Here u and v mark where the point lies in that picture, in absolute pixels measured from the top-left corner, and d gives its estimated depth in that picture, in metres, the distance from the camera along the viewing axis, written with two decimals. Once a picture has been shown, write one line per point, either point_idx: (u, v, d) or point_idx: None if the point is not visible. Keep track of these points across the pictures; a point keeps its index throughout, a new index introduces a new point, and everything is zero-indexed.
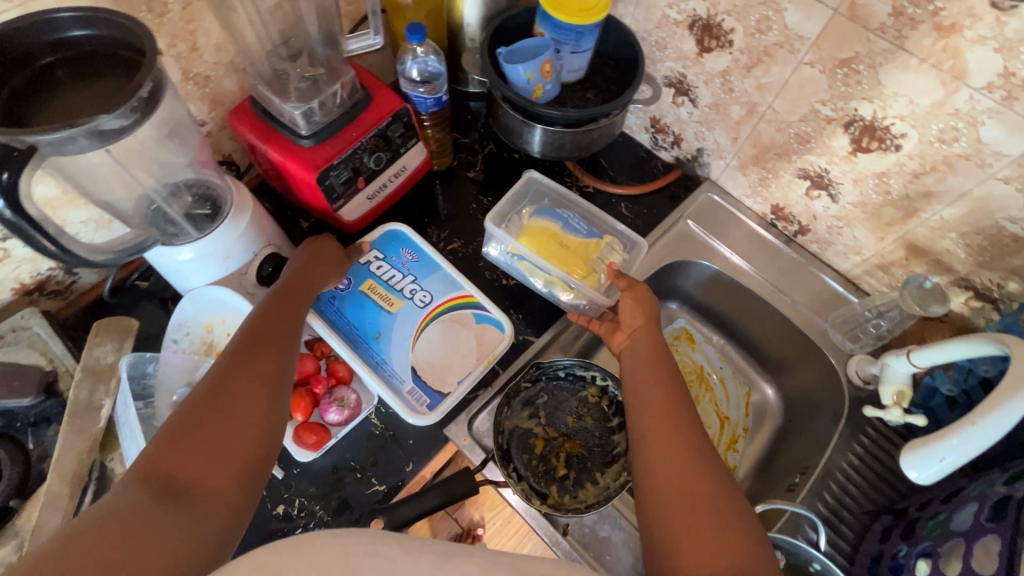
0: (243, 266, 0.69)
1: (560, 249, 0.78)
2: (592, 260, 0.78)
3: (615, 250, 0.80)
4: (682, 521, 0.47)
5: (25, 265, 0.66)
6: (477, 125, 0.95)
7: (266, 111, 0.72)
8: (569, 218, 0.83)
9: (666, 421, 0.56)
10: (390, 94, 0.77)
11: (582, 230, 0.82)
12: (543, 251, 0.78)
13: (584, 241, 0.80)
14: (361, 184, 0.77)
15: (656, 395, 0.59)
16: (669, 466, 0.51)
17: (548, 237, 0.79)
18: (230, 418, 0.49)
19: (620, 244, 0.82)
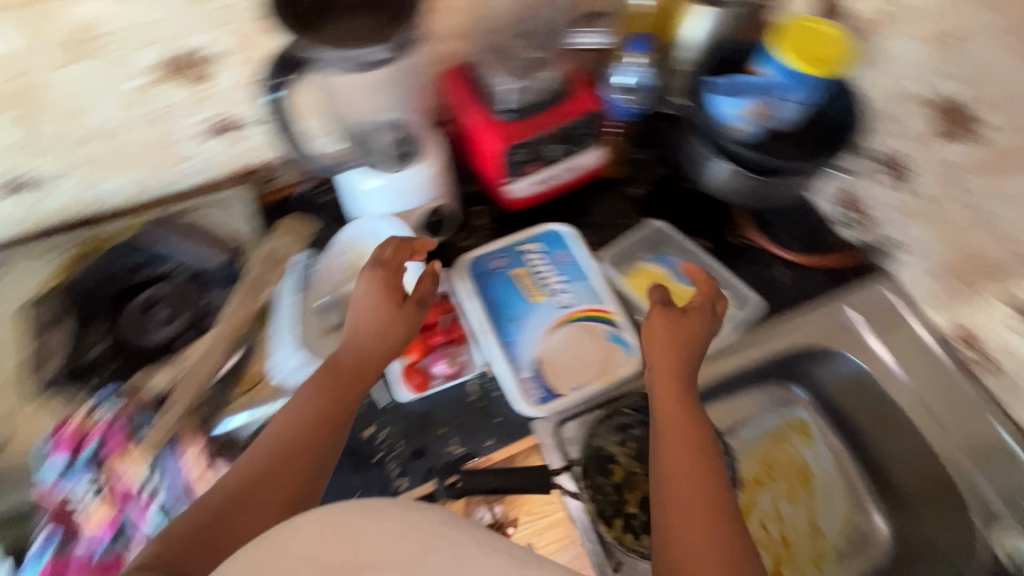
0: (413, 209, 0.75)
1: (658, 294, 0.78)
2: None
3: (720, 302, 0.77)
4: None
5: (249, 153, 0.79)
6: (653, 143, 0.92)
7: (476, 78, 0.77)
8: (682, 264, 0.81)
9: (690, 473, 0.54)
10: (591, 93, 0.79)
11: (691, 277, 0.79)
12: (647, 295, 0.77)
13: (691, 288, 0.78)
14: (535, 169, 0.80)
15: (682, 438, 0.56)
16: (690, 528, 0.50)
17: (654, 281, 0.78)
18: (292, 466, 0.55)
19: (728, 294, 0.79)
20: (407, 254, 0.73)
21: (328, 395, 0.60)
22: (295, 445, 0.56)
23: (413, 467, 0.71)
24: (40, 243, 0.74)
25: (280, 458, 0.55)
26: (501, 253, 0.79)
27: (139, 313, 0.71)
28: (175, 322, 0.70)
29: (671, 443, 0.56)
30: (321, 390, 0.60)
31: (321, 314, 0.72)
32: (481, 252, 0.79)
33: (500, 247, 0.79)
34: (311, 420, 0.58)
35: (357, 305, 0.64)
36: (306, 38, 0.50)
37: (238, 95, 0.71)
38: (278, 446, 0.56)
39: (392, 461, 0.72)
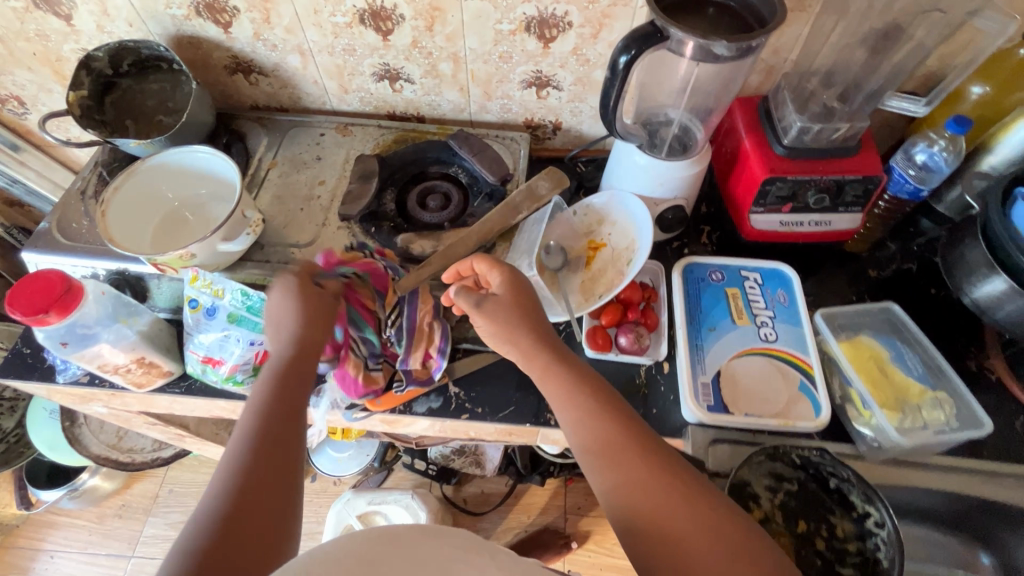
0: (662, 199, 0.82)
1: (876, 371, 0.72)
2: (906, 401, 0.70)
3: (940, 410, 0.70)
4: None
5: (546, 110, 0.94)
6: (914, 241, 0.88)
7: (769, 110, 0.82)
8: (905, 354, 0.75)
9: (663, 509, 0.50)
10: (876, 159, 0.78)
11: (914, 372, 0.73)
12: (858, 365, 0.72)
13: (910, 382, 0.72)
14: (786, 209, 0.81)
15: (635, 470, 0.53)
16: (694, 558, 0.48)
17: (871, 358, 0.73)
18: (289, 427, 0.57)
19: (954, 408, 0.70)
20: (641, 230, 0.80)
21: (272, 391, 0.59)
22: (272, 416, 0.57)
23: None
24: (378, 122, 0.97)
25: (268, 428, 0.56)
26: (720, 269, 0.82)
27: (422, 194, 0.89)
28: (444, 211, 0.86)
29: (631, 481, 0.52)
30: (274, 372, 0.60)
31: (547, 252, 0.84)
32: (702, 260, 0.83)
33: (721, 264, 0.83)
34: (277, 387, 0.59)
35: (281, 318, 0.64)
36: (667, 19, 0.58)
37: (565, 60, 0.86)
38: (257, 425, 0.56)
39: None
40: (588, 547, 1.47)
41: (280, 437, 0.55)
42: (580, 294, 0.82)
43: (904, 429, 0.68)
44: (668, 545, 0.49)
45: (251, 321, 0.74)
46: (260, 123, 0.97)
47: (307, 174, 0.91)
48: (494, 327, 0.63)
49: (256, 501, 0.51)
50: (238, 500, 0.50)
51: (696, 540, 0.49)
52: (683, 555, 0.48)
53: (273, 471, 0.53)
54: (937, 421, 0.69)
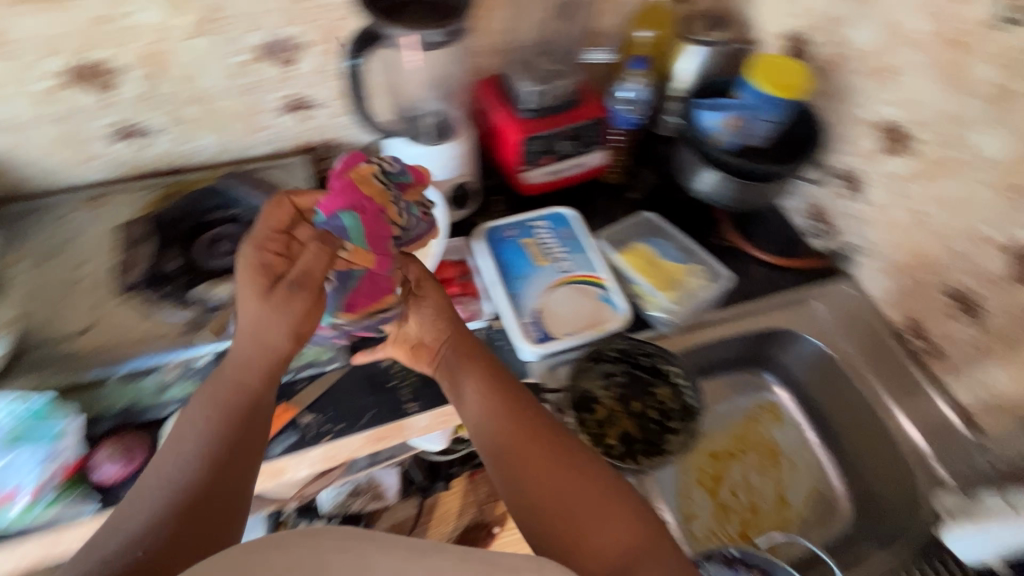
0: (446, 180, 0.89)
1: (648, 267, 0.89)
2: (675, 281, 0.88)
3: (698, 278, 0.89)
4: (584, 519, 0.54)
5: (314, 130, 0.96)
6: (653, 161, 1.09)
7: (506, 85, 0.95)
8: (665, 246, 0.93)
9: (545, 470, 0.57)
10: (598, 103, 0.96)
11: (674, 258, 0.91)
12: (636, 266, 0.89)
13: (673, 264, 0.90)
14: (548, 161, 0.95)
15: (525, 441, 0.59)
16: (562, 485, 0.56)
17: (642, 257, 0.90)
18: (230, 470, 0.52)
19: (705, 272, 0.91)
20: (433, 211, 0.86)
21: (218, 420, 0.54)
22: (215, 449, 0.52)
23: (424, 394, 0.81)
24: (135, 183, 0.89)
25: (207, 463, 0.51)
26: (512, 225, 0.93)
27: (209, 242, 0.84)
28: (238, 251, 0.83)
29: (521, 451, 0.58)
30: (222, 403, 0.56)
31: None
32: (495, 223, 0.93)
33: (512, 221, 0.93)
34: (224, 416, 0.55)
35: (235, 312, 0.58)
36: (382, 17, 0.65)
37: (315, 78, 0.89)
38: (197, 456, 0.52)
39: (406, 387, 0.82)
40: (508, 526, 1.52)
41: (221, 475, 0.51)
42: None
43: (680, 302, 0.86)
44: (548, 497, 0.55)
45: (42, 432, 0.65)
46: None
47: (65, 259, 0.80)
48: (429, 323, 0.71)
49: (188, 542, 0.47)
50: (157, 544, 0.46)
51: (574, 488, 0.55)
52: (560, 505, 0.54)
53: (212, 510, 0.49)
54: (699, 287, 0.88)
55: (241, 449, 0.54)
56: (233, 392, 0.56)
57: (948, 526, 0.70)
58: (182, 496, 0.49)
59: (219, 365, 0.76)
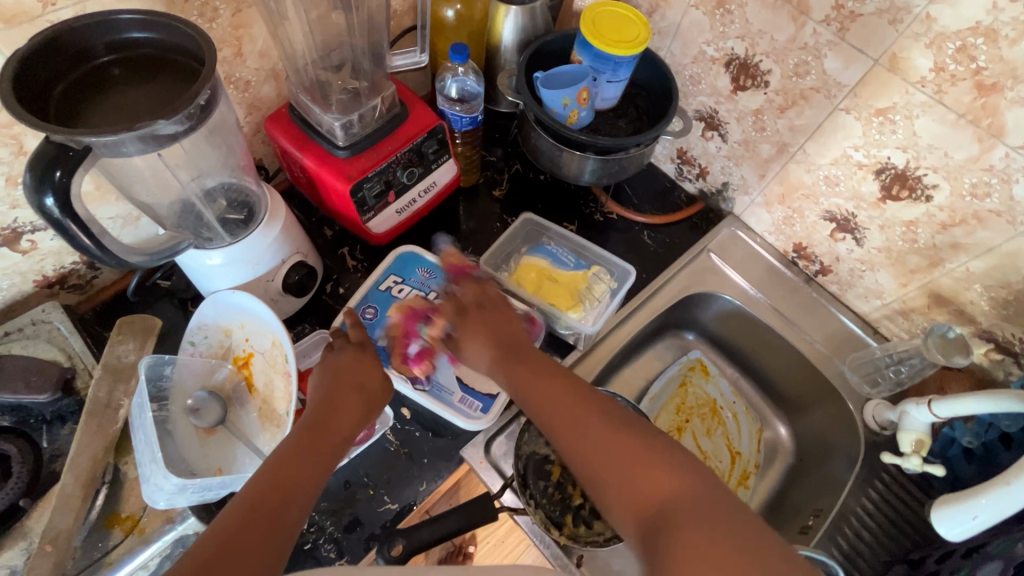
0: (271, 272, 0.68)
1: (550, 284, 0.81)
2: (580, 291, 0.80)
3: (602, 279, 0.82)
4: (652, 485, 0.47)
5: (49, 258, 0.66)
6: (504, 144, 0.96)
7: (303, 120, 0.72)
8: (558, 252, 0.85)
9: (626, 453, 0.49)
10: (426, 110, 0.77)
11: (571, 263, 0.83)
12: (533, 286, 0.80)
13: (572, 272, 0.82)
14: (392, 198, 0.77)
15: (582, 416, 0.53)
16: (657, 467, 0.48)
17: (538, 273, 0.81)
18: (290, 499, 0.49)
19: (609, 272, 0.84)
20: (266, 322, 0.66)
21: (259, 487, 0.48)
22: (255, 512, 0.46)
23: (351, 543, 0.66)
24: None
25: (267, 484, 0.49)
26: (367, 302, 0.76)
27: None
28: (5, 486, 0.57)
29: (563, 412, 0.54)
30: (306, 439, 0.54)
31: (194, 415, 0.65)
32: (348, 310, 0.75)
33: (364, 298, 0.76)
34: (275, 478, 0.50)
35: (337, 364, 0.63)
36: (65, 129, 0.41)
37: (13, 197, 0.59)
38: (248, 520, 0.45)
39: (325, 543, 0.66)
40: None
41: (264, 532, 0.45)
42: (267, 426, 0.65)
43: (590, 316, 0.79)
44: (573, 442, 0.52)
45: None
46: None
47: None
48: (497, 355, 0.61)
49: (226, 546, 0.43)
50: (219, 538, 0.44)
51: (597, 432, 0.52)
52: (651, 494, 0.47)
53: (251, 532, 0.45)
54: (606, 289, 0.81)
55: (283, 507, 0.48)
56: (322, 428, 0.56)
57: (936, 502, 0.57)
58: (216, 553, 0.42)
59: None
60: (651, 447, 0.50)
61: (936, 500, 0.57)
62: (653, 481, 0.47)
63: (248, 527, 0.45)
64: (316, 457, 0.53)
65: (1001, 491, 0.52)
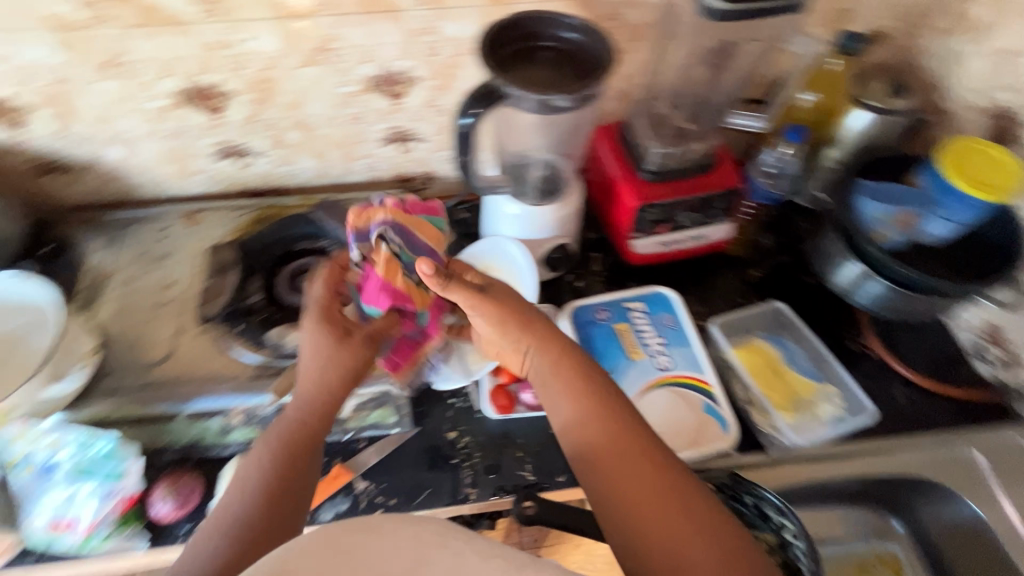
0: (543, 240, 0.81)
1: (774, 377, 0.79)
2: (801, 400, 0.78)
3: (831, 402, 0.78)
4: (651, 524, 0.49)
5: (414, 162, 0.90)
6: (786, 233, 0.93)
7: (629, 138, 0.83)
8: (795, 351, 0.82)
9: (634, 483, 0.51)
10: (734, 171, 0.82)
11: (804, 369, 0.81)
12: (755, 370, 0.79)
13: (802, 379, 0.79)
14: (663, 230, 0.83)
15: (600, 421, 0.55)
16: (659, 511, 0.50)
17: (766, 361, 0.80)
18: (301, 455, 0.56)
19: (841, 399, 0.79)
20: (521, 276, 0.78)
21: (277, 455, 0.56)
22: (279, 476, 0.55)
23: (484, 481, 0.74)
24: (232, 203, 0.90)
25: (279, 447, 0.56)
26: (605, 306, 0.83)
27: (292, 275, 0.81)
28: None
29: (601, 450, 0.54)
30: (313, 395, 0.60)
31: None
32: (586, 302, 0.83)
33: (605, 301, 0.84)
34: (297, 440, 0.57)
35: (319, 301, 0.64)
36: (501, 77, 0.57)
37: (423, 112, 0.82)
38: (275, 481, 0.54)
39: (467, 468, 0.75)
40: None
41: (293, 485, 0.55)
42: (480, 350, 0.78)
43: (802, 429, 0.75)
44: (618, 506, 0.51)
45: (105, 470, 0.67)
46: (101, 224, 0.87)
47: (155, 277, 0.82)
48: (515, 335, 0.61)
49: (262, 507, 0.52)
50: (255, 498, 0.53)
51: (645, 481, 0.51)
52: (653, 532, 0.49)
53: (278, 491, 0.54)
54: (830, 414, 0.77)
55: (298, 472, 0.55)
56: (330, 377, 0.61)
57: None
58: (257, 514, 0.52)
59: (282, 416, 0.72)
60: (660, 478, 0.51)
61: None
62: (654, 522, 0.49)
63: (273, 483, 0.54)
64: (319, 409, 0.59)
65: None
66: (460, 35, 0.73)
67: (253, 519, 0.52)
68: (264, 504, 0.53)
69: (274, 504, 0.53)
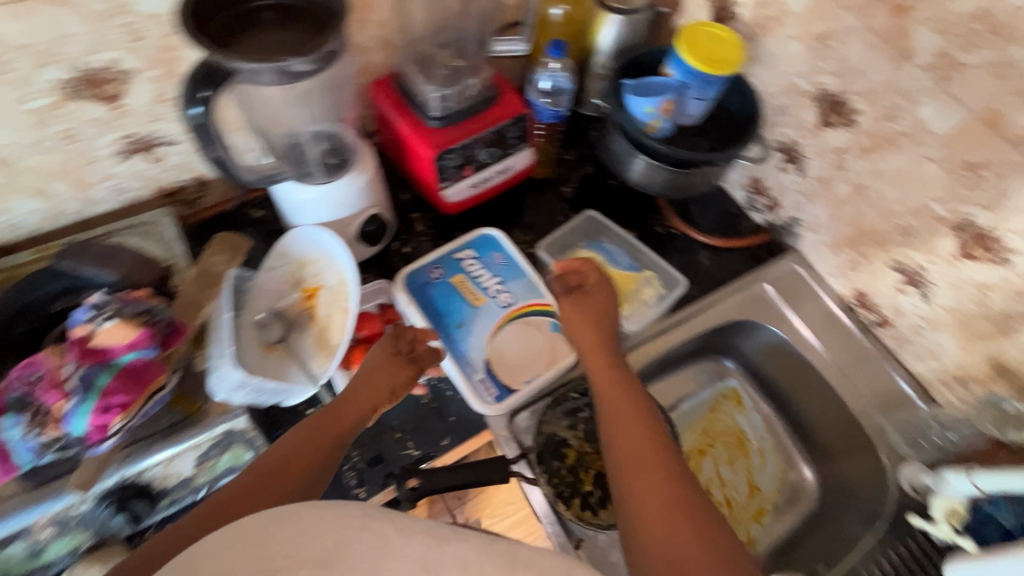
0: (352, 217, 0.75)
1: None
2: (628, 291, 0.87)
3: (650, 285, 0.89)
4: (639, 483, 0.54)
5: (172, 171, 0.76)
6: (584, 145, 0.99)
7: (405, 88, 0.79)
8: (613, 252, 0.92)
9: (637, 440, 0.58)
10: (517, 98, 0.82)
11: (624, 264, 0.90)
12: None
13: (623, 273, 0.89)
14: (469, 172, 0.82)
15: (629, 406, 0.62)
16: (642, 470, 0.55)
17: (592, 266, 0.89)
18: (316, 445, 0.60)
19: (659, 277, 0.90)
20: (336, 262, 0.73)
21: (308, 433, 0.62)
22: (301, 458, 0.59)
23: (370, 476, 0.71)
24: None
25: (298, 434, 0.61)
26: (437, 264, 0.82)
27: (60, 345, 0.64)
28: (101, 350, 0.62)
29: (626, 416, 0.62)
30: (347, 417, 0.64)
31: (260, 329, 0.73)
32: (417, 265, 0.82)
33: (435, 259, 0.82)
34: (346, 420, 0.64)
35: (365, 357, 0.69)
36: (220, 52, 0.48)
37: (157, 111, 0.69)
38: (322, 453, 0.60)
39: (348, 471, 0.71)
40: None
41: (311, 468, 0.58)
42: (320, 352, 0.72)
43: (635, 316, 0.86)
44: (619, 454, 0.58)
45: None
46: None
47: None
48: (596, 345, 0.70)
49: (266, 487, 0.55)
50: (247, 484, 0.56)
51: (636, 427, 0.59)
52: (635, 484, 0.55)
53: (282, 482, 0.56)
54: (653, 293, 0.88)
55: (309, 460, 0.59)
56: (343, 408, 0.65)
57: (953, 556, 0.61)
58: (273, 479, 0.56)
59: (105, 508, 0.62)
60: (656, 450, 0.57)
61: (949, 557, 0.63)
62: (643, 477, 0.55)
63: (281, 469, 0.57)
64: (346, 414, 0.64)
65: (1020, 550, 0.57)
66: (162, 10, 0.61)
67: (268, 489, 0.55)
68: (209, 524, 0.52)
69: (297, 473, 0.57)
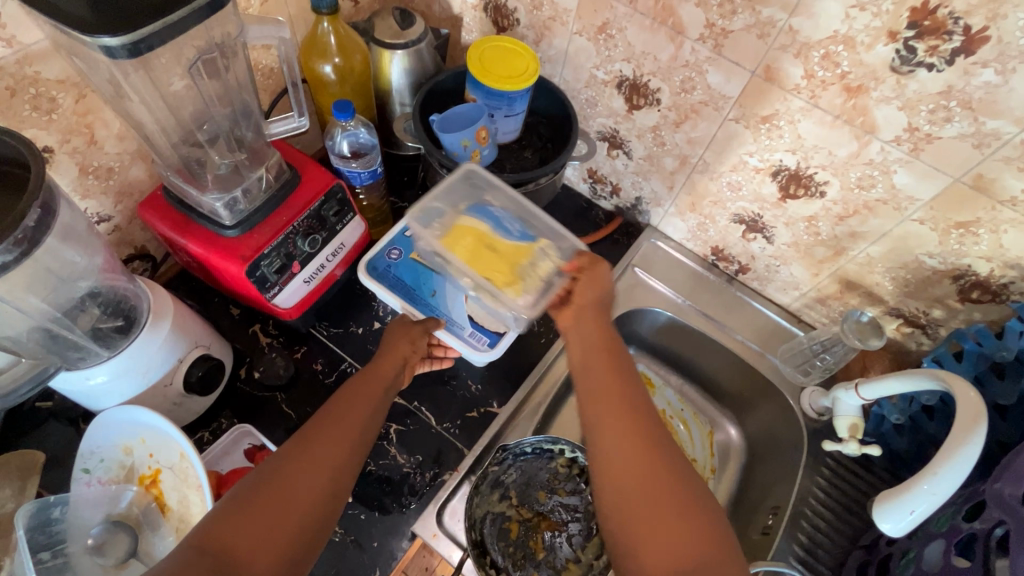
0: (167, 377, 0.62)
1: (488, 255, 0.68)
2: (522, 267, 0.67)
3: (551, 255, 0.68)
4: (623, 461, 0.50)
5: None
6: (415, 187, 0.93)
7: (182, 203, 0.66)
8: (500, 215, 0.71)
9: (621, 421, 0.52)
10: (320, 170, 0.72)
11: (514, 232, 0.70)
12: (467, 256, 0.68)
13: (516, 244, 0.68)
14: (297, 269, 0.71)
15: (614, 373, 0.57)
16: (629, 447, 0.50)
17: (476, 239, 0.68)
18: (286, 488, 0.48)
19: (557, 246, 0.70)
20: (169, 438, 0.59)
21: (264, 473, 0.49)
22: (256, 499, 0.46)
23: None
24: None
25: (267, 471, 0.49)
26: (392, 245, 0.80)
27: None
28: None
29: (607, 391, 0.55)
30: (334, 444, 0.52)
31: (97, 555, 0.58)
32: (374, 250, 0.80)
33: (388, 240, 0.80)
34: (352, 441, 0.54)
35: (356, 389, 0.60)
36: None
37: None
38: (316, 494, 0.48)
39: None
40: None
41: (281, 526, 0.46)
42: None
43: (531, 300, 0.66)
44: (599, 434, 0.52)
45: None
46: None
47: None
48: (599, 334, 0.60)
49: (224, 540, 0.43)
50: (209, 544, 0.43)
51: (618, 407, 0.53)
52: (621, 464, 0.50)
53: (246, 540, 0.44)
54: (553, 267, 0.67)
55: (276, 518, 0.46)
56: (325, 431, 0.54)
57: (875, 499, 0.55)
58: (225, 535, 0.44)
59: None
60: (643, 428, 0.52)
61: (873, 502, 0.55)
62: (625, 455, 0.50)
63: (240, 519, 0.45)
64: (327, 442, 0.52)
65: (930, 481, 0.51)
66: None
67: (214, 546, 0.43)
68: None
69: (273, 523, 0.45)
